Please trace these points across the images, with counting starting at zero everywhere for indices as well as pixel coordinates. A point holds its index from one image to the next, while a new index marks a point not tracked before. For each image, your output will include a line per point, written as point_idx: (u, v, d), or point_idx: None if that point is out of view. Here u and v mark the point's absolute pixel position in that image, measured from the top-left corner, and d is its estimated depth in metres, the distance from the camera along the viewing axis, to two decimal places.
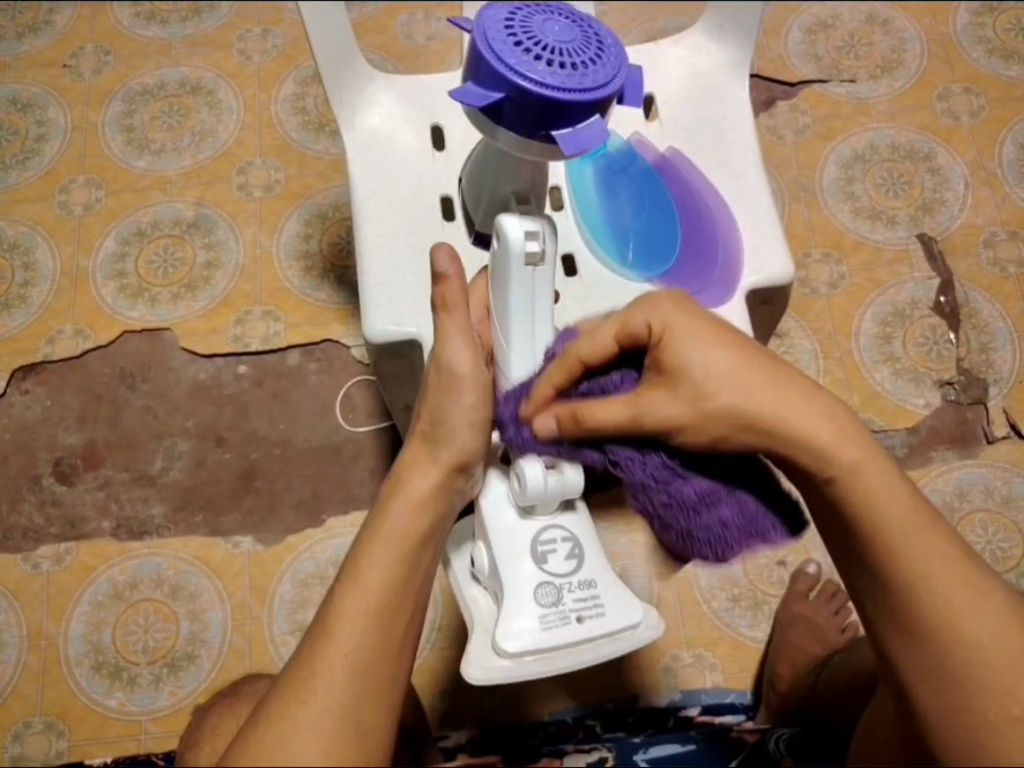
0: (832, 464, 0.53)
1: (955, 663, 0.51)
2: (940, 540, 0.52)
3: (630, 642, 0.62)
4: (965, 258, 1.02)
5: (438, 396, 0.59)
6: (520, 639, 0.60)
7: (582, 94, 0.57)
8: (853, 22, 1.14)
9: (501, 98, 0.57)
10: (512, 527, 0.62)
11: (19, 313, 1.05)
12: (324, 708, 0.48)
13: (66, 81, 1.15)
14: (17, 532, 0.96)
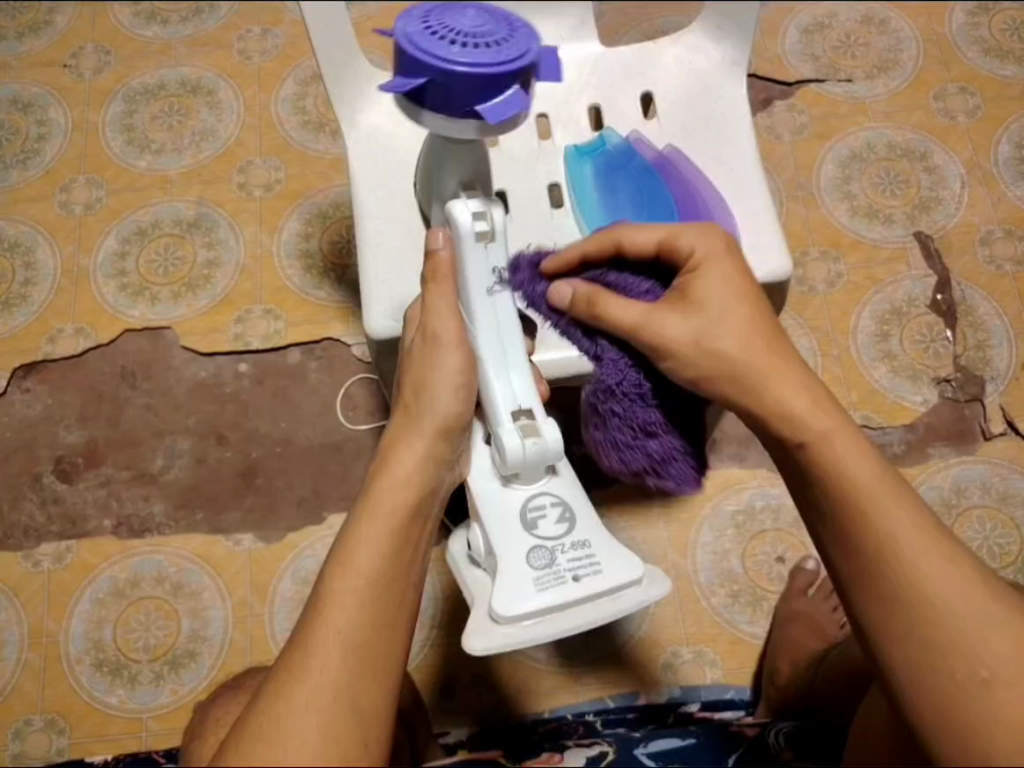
0: (801, 434, 0.56)
1: (923, 615, 0.51)
2: (913, 507, 0.53)
3: (630, 599, 0.61)
4: (962, 256, 1.03)
5: (418, 368, 0.61)
6: (519, 601, 0.59)
7: (499, 70, 0.58)
8: (849, 22, 1.15)
9: (426, 83, 0.58)
10: (498, 500, 0.63)
11: (20, 312, 1.05)
12: (319, 686, 0.48)
13: (67, 81, 1.16)
14: (18, 530, 0.96)
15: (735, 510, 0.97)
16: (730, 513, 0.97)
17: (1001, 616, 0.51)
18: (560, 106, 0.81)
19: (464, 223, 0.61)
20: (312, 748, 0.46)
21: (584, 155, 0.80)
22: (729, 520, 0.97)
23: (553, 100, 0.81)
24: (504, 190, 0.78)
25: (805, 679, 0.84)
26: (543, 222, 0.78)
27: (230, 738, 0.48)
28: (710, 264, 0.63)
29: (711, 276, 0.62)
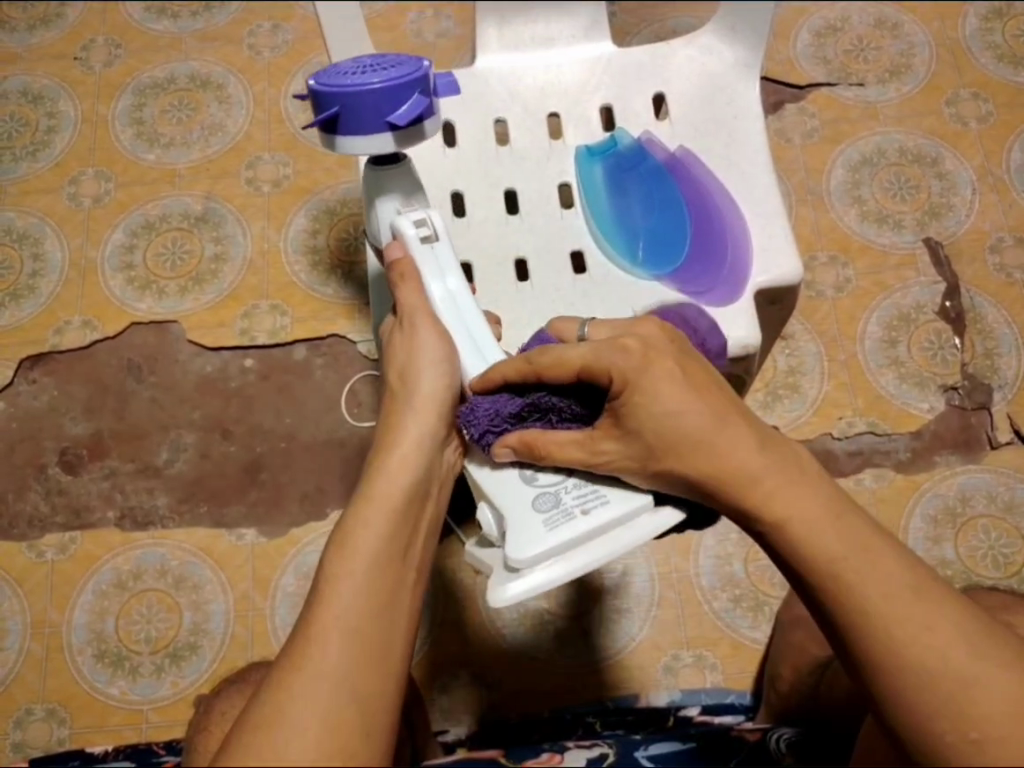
0: (762, 508, 0.50)
1: (909, 691, 0.47)
2: (892, 567, 0.48)
3: (650, 521, 0.55)
4: (972, 263, 1.02)
5: (404, 350, 0.59)
6: (531, 545, 0.54)
7: (401, 79, 0.58)
8: (862, 25, 1.14)
9: (337, 110, 0.58)
10: (494, 470, 0.59)
11: (28, 303, 1.05)
12: (321, 675, 0.46)
13: (77, 74, 1.16)
14: (22, 520, 0.97)
15: None
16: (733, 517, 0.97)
17: (988, 667, 0.47)
18: (571, 105, 0.81)
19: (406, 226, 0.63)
20: (313, 740, 0.44)
21: (595, 156, 0.80)
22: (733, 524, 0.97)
23: (565, 99, 0.81)
24: (515, 189, 0.79)
25: (807, 687, 0.83)
26: (553, 221, 0.78)
27: (230, 737, 0.46)
28: (649, 365, 0.52)
29: (642, 386, 0.52)
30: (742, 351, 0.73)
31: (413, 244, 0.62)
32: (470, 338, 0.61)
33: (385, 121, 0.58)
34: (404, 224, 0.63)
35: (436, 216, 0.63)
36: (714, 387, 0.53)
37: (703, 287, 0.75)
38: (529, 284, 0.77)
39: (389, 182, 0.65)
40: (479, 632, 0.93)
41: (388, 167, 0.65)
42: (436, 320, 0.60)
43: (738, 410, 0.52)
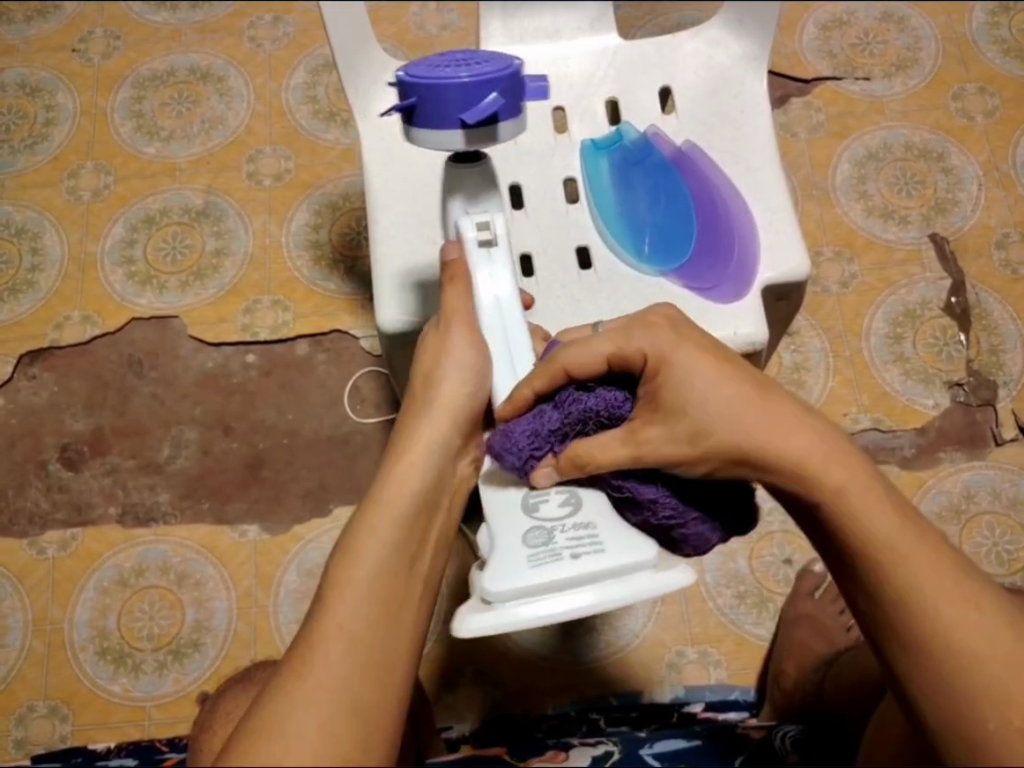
0: (815, 483, 0.50)
1: (956, 675, 0.47)
2: (937, 550, 0.49)
3: (641, 584, 0.51)
4: (977, 259, 1.02)
5: (430, 357, 0.58)
6: (505, 577, 0.51)
7: (488, 78, 0.57)
8: (868, 19, 1.14)
9: (416, 101, 0.58)
10: (498, 491, 0.56)
11: (27, 298, 1.05)
12: (323, 682, 0.46)
13: (76, 66, 1.15)
14: (23, 517, 0.96)
15: None
16: None
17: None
18: (577, 100, 0.80)
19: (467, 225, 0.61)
20: (314, 751, 0.44)
21: (601, 150, 0.79)
22: None
23: (570, 94, 0.80)
24: (519, 185, 0.78)
25: (812, 684, 0.82)
26: (558, 218, 0.78)
27: (235, 736, 0.46)
28: (683, 342, 0.53)
29: (683, 362, 0.52)
30: (750, 347, 0.73)
31: (470, 247, 0.61)
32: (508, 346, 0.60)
33: (463, 117, 0.57)
34: (466, 225, 0.61)
35: (500, 220, 0.61)
36: (747, 371, 0.54)
37: (711, 283, 0.75)
38: (535, 280, 0.76)
39: (461, 181, 0.64)
40: (483, 629, 0.93)
41: (465, 166, 0.64)
42: (475, 332, 0.59)
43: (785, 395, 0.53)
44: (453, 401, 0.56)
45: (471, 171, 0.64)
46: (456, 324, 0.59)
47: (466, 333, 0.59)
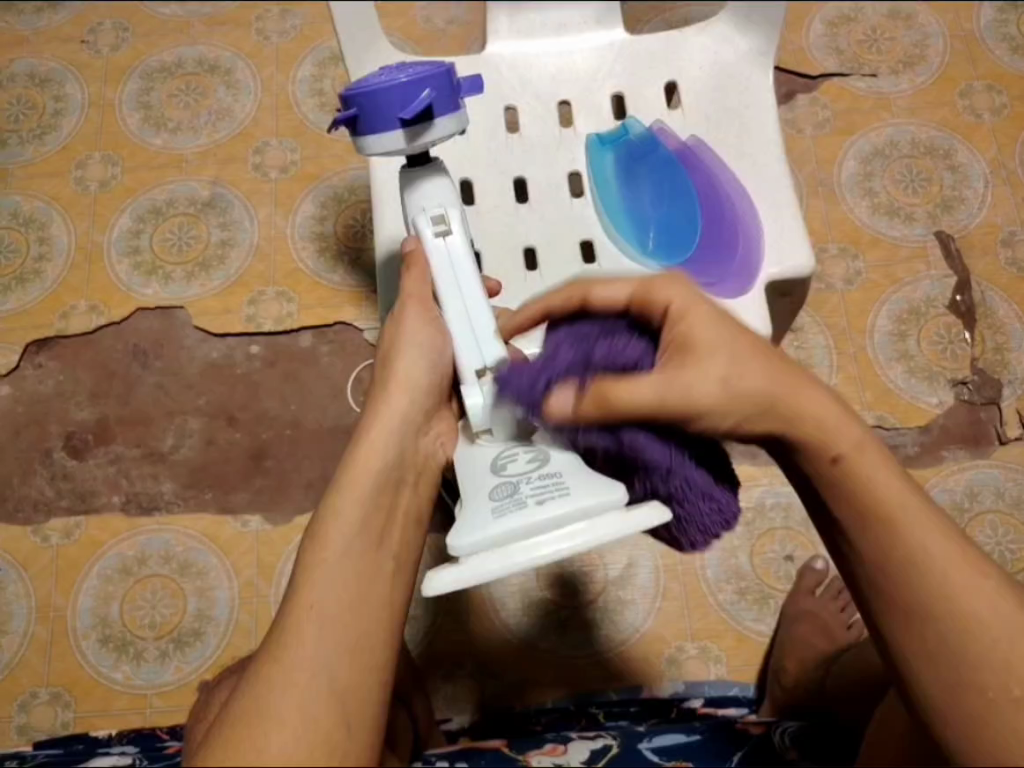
0: (834, 442, 0.49)
1: (959, 639, 0.46)
2: (943, 525, 0.48)
3: (604, 524, 0.50)
4: (983, 257, 1.02)
5: (389, 338, 0.59)
6: (470, 534, 0.52)
7: (419, 77, 0.57)
8: (876, 16, 1.13)
9: (356, 111, 0.58)
10: (473, 456, 0.57)
11: (34, 287, 1.05)
12: (297, 664, 0.45)
13: (84, 57, 1.15)
14: (28, 504, 0.97)
15: (744, 507, 0.97)
16: (739, 510, 0.97)
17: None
18: (582, 93, 0.80)
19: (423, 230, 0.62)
20: (300, 731, 0.43)
21: (606, 145, 0.79)
22: (738, 516, 0.97)
23: (576, 87, 0.80)
24: (524, 178, 0.79)
25: (813, 681, 0.82)
26: (562, 211, 0.78)
27: (214, 727, 0.46)
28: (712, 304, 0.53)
29: (703, 321, 0.52)
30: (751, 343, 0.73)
31: (426, 237, 0.62)
32: (468, 321, 0.60)
33: (404, 116, 0.57)
34: (421, 220, 0.62)
35: (454, 213, 0.62)
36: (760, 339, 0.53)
37: (715, 276, 0.74)
38: (538, 274, 0.76)
39: (410, 178, 0.64)
40: (484, 620, 0.93)
41: (416, 167, 0.64)
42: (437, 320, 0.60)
43: (811, 374, 0.52)
44: (411, 376, 0.57)
45: (422, 168, 0.64)
46: (411, 304, 0.60)
47: (427, 320, 0.59)
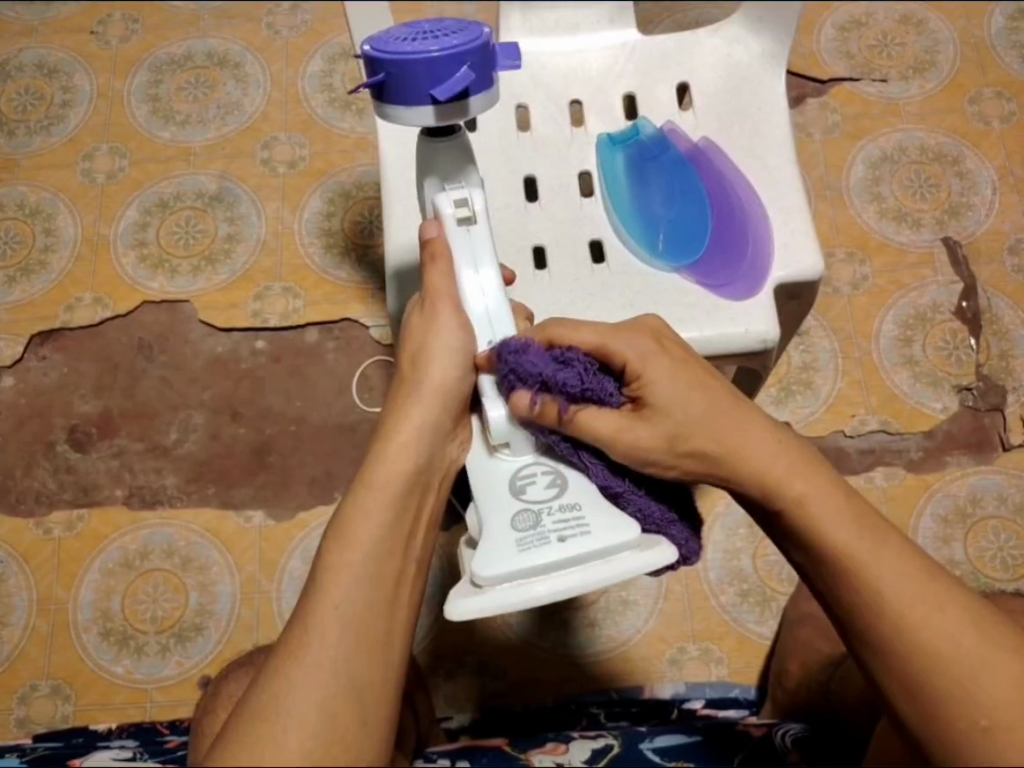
0: (777, 494, 0.52)
1: (923, 672, 0.47)
2: (902, 555, 0.49)
3: (626, 564, 0.51)
4: (989, 264, 1.02)
5: (418, 334, 0.57)
6: (496, 562, 0.51)
7: (453, 54, 0.55)
8: (887, 21, 1.13)
9: (384, 76, 0.56)
10: (489, 467, 0.56)
11: (39, 278, 1.05)
12: (320, 662, 0.45)
13: (93, 48, 1.15)
14: (30, 496, 0.97)
15: (747, 509, 0.97)
16: (743, 512, 0.97)
17: (995, 651, 0.47)
18: (594, 93, 0.80)
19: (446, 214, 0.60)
20: (314, 729, 0.44)
21: (617, 144, 0.79)
22: (742, 519, 0.97)
23: (587, 87, 0.80)
24: (535, 176, 0.79)
25: (817, 683, 0.81)
26: (573, 210, 0.78)
27: (230, 720, 0.46)
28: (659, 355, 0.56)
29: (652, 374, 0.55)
30: (761, 346, 0.72)
31: (449, 224, 0.60)
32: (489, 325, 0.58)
33: (434, 92, 0.56)
34: (443, 201, 0.60)
35: (478, 196, 0.60)
36: (717, 385, 0.56)
37: (723, 279, 0.74)
38: (548, 272, 0.76)
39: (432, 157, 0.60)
40: (486, 618, 0.93)
41: (439, 141, 0.60)
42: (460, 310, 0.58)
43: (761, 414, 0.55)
44: (445, 382, 0.56)
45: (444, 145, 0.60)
46: (440, 301, 0.58)
47: (452, 313, 0.57)
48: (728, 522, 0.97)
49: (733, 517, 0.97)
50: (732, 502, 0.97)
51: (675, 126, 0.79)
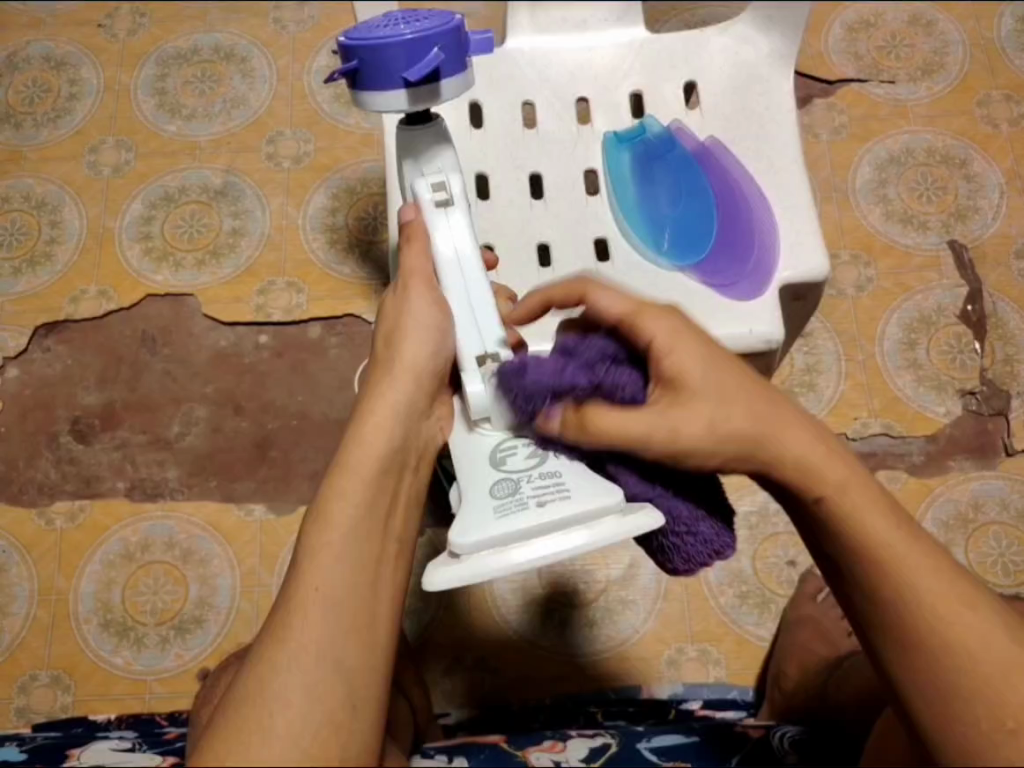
0: (817, 482, 0.50)
1: (953, 669, 0.46)
2: (934, 554, 0.48)
3: (605, 527, 0.51)
4: (996, 267, 1.02)
5: (393, 314, 0.57)
6: (474, 531, 0.52)
7: (428, 36, 0.56)
8: (896, 21, 1.13)
9: (358, 63, 0.56)
10: (471, 442, 0.57)
11: (44, 270, 1.05)
12: (305, 644, 0.45)
13: (100, 41, 1.15)
14: (32, 487, 0.97)
15: (748, 511, 0.97)
16: (743, 514, 0.97)
17: (1021, 654, 0.47)
18: (600, 91, 0.80)
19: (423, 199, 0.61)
20: (301, 716, 0.44)
21: (623, 143, 0.79)
22: (742, 521, 0.97)
23: (594, 85, 0.80)
24: (540, 174, 0.79)
25: (815, 685, 0.81)
26: (578, 209, 0.78)
27: (218, 706, 0.46)
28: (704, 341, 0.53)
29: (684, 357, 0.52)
30: (764, 346, 0.72)
31: (427, 208, 0.61)
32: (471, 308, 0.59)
33: (409, 76, 0.56)
34: (421, 186, 0.62)
35: (454, 179, 0.62)
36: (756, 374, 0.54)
37: (729, 278, 0.74)
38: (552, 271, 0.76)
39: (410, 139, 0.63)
40: (484, 615, 0.93)
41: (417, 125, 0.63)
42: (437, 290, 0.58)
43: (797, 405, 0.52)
44: (417, 363, 0.55)
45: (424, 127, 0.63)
46: (415, 278, 0.58)
47: (426, 289, 0.58)
48: None
49: (733, 519, 0.97)
50: (732, 504, 0.97)
51: (682, 127, 0.79)
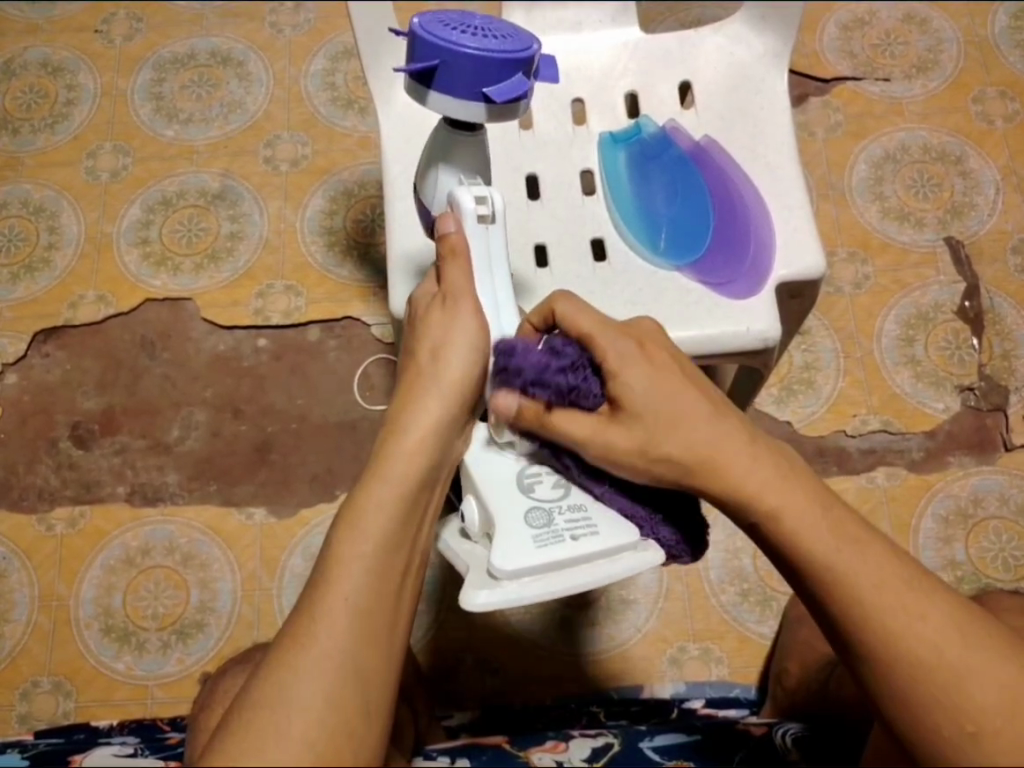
0: (750, 506, 0.51)
1: (910, 679, 0.47)
2: (882, 562, 0.48)
3: (633, 559, 0.54)
4: (992, 264, 1.02)
5: (437, 329, 0.56)
6: (516, 559, 0.52)
7: (503, 53, 0.56)
8: (890, 19, 1.13)
9: (435, 64, 0.56)
10: (495, 462, 0.56)
11: (43, 276, 1.05)
12: (327, 654, 0.45)
13: (97, 46, 1.15)
14: (32, 492, 0.97)
15: None
16: None
17: (983, 656, 0.47)
18: (596, 92, 0.80)
19: (466, 208, 0.59)
20: (316, 721, 0.44)
21: (618, 143, 0.79)
22: None
23: (589, 86, 0.80)
24: (536, 174, 0.78)
25: (816, 684, 0.81)
26: (575, 209, 0.77)
27: (232, 712, 0.46)
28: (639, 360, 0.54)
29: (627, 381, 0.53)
30: (762, 344, 0.72)
31: (468, 219, 0.59)
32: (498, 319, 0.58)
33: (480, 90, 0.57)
34: (466, 196, 0.59)
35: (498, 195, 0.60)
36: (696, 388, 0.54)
37: (724, 278, 0.74)
38: (549, 270, 0.75)
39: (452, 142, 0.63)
40: (486, 616, 0.94)
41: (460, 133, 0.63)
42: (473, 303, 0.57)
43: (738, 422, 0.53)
44: (464, 377, 0.54)
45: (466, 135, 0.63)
46: (460, 296, 0.57)
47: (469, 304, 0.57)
48: (728, 522, 0.97)
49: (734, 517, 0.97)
50: None
51: (678, 127, 0.79)
